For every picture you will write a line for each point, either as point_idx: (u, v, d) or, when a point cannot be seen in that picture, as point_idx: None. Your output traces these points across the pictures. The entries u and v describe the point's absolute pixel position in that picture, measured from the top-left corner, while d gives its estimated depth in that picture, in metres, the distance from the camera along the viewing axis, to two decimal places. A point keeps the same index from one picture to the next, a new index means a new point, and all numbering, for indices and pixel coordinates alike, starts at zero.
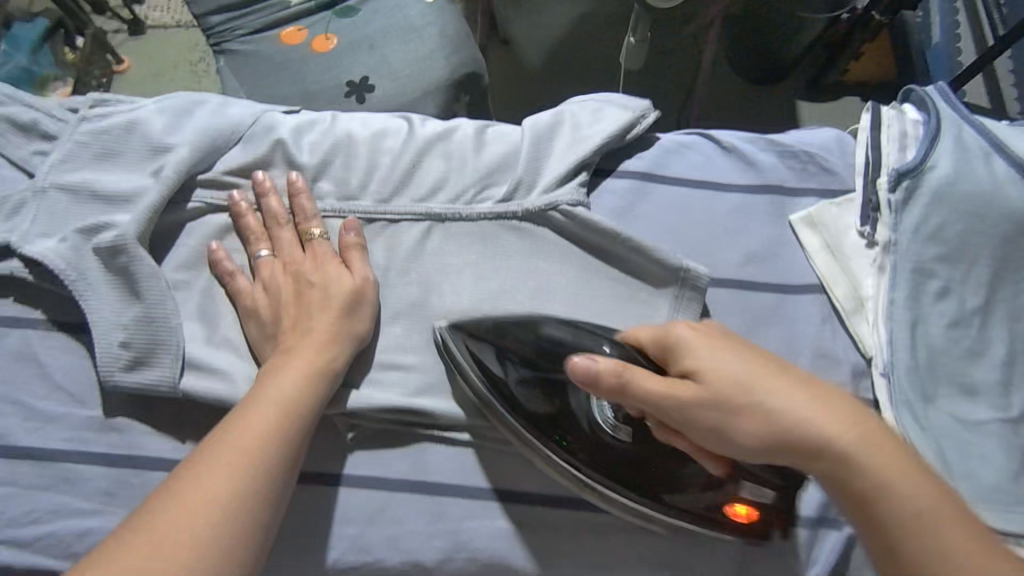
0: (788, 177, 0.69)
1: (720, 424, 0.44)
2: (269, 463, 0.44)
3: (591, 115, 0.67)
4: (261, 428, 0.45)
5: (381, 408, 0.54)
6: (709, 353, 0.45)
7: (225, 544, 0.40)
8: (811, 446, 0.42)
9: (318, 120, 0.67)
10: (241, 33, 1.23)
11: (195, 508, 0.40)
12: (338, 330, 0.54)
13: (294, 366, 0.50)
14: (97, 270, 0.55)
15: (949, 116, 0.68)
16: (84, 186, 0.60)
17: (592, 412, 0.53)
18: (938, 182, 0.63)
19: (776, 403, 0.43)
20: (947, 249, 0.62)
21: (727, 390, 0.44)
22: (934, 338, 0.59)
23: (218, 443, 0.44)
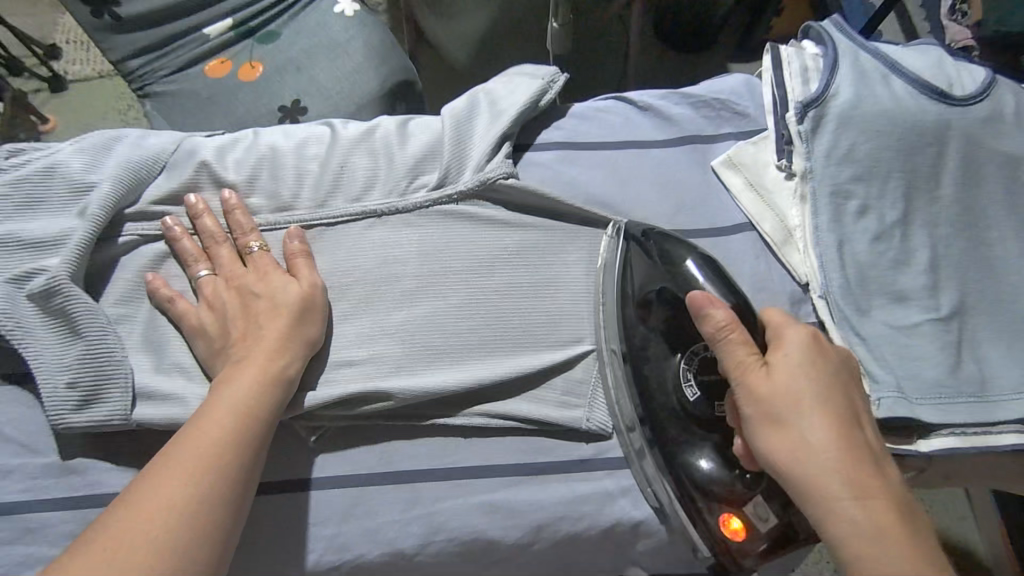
0: (705, 127, 0.72)
1: (756, 424, 0.48)
2: (224, 471, 0.47)
3: (506, 90, 0.69)
4: (215, 432, 0.48)
5: (338, 402, 0.55)
6: (806, 365, 0.48)
7: (176, 545, 0.43)
8: (824, 488, 0.44)
9: (241, 138, 0.67)
10: (161, 72, 1.22)
11: (151, 514, 0.44)
12: (288, 336, 0.54)
13: (247, 372, 0.52)
14: (33, 315, 0.55)
15: (845, 46, 0.71)
16: (10, 235, 0.60)
17: (678, 375, 0.56)
18: (842, 107, 0.66)
19: (818, 439, 0.45)
20: (861, 169, 0.65)
21: (790, 404, 0.46)
22: (861, 256, 0.62)
23: (174, 449, 0.47)
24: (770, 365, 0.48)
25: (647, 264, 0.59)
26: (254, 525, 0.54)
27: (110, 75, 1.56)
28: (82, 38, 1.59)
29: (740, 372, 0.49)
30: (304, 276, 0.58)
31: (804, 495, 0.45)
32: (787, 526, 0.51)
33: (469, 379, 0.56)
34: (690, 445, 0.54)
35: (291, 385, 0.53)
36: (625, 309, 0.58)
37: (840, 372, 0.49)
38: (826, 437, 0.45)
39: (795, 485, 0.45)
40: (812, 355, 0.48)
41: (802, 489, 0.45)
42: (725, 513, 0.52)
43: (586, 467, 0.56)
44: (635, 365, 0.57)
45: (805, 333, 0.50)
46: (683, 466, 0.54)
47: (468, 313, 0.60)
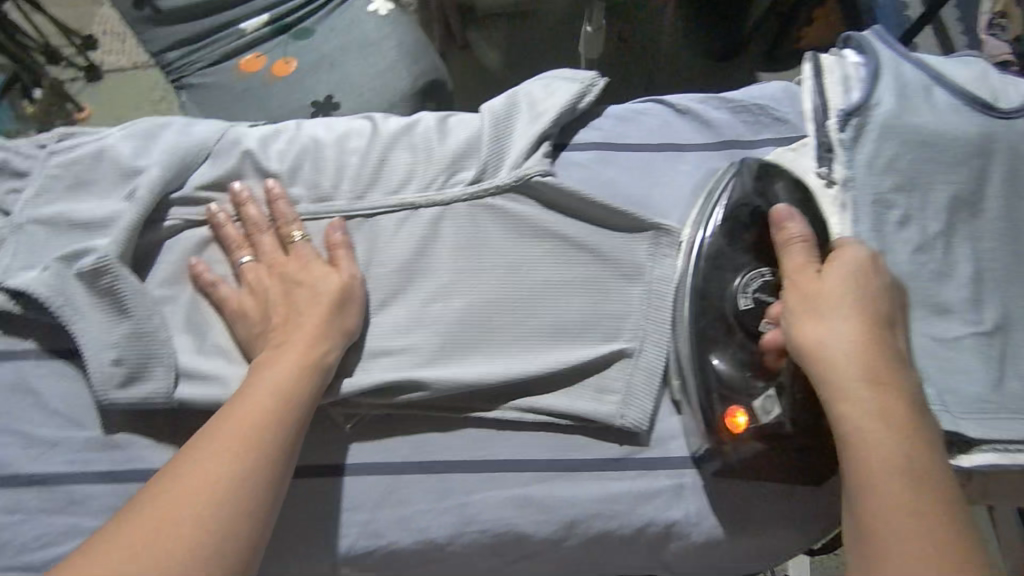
0: (744, 132, 0.71)
1: (795, 315, 0.52)
2: (268, 448, 0.48)
3: (545, 90, 0.69)
4: (245, 428, 0.48)
5: (373, 390, 0.56)
6: (854, 274, 0.52)
7: (217, 519, 0.44)
8: (842, 379, 0.48)
9: (284, 128, 0.68)
10: (199, 65, 1.24)
11: (192, 490, 0.45)
12: (328, 327, 0.55)
13: (283, 362, 0.52)
14: (81, 293, 0.56)
15: (887, 55, 0.70)
16: (61, 216, 0.61)
17: (744, 280, 0.58)
18: (884, 117, 0.66)
19: (848, 334, 0.49)
20: (903, 178, 0.64)
21: (830, 310, 0.51)
22: (902, 266, 0.62)
23: (204, 441, 0.47)
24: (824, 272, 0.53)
25: (748, 184, 0.61)
26: (289, 508, 0.54)
27: (144, 67, 1.59)
28: (119, 29, 1.62)
29: (794, 272, 0.54)
30: (346, 270, 0.58)
31: (822, 380, 0.49)
32: (787, 422, 0.53)
33: (505, 375, 0.56)
34: (722, 345, 0.56)
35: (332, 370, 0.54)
36: (711, 227, 0.60)
37: (884, 289, 0.53)
38: (852, 334, 0.49)
39: (815, 372, 0.50)
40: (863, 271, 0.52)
41: (820, 378, 0.49)
42: (731, 407, 0.54)
43: (616, 466, 0.56)
44: (705, 274, 0.58)
45: (862, 252, 0.54)
46: (711, 362, 0.55)
47: (505, 307, 0.60)
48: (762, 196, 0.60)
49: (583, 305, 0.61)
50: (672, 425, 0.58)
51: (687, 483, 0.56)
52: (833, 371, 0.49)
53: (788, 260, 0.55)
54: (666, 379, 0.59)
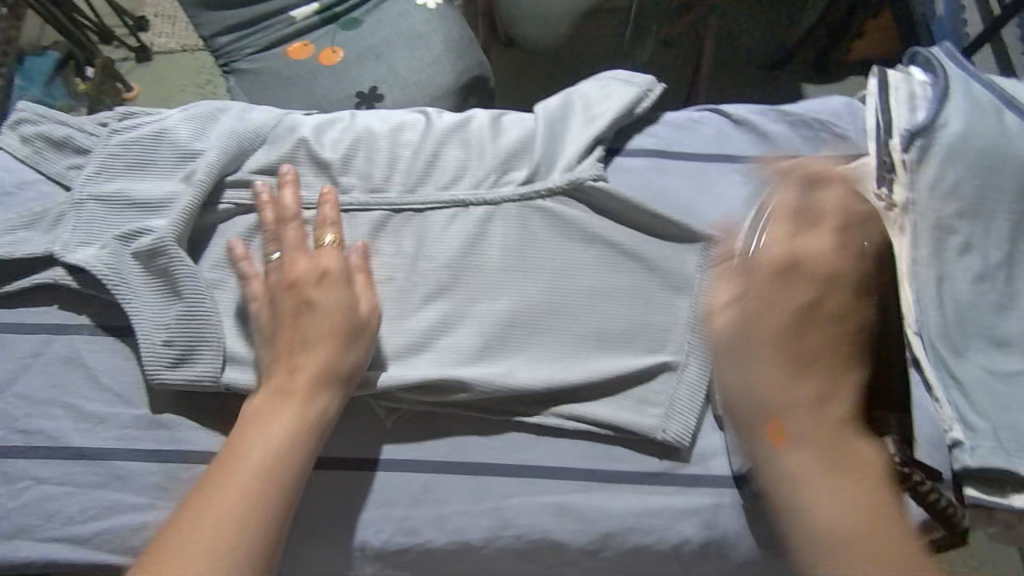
0: (802, 147, 0.70)
1: (739, 342, 0.53)
2: (273, 464, 0.50)
3: (600, 94, 0.69)
4: (257, 477, 0.49)
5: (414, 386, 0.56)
6: (735, 308, 0.55)
7: (234, 536, 0.47)
8: (785, 412, 0.50)
9: (338, 119, 0.69)
10: (248, 51, 1.26)
11: (209, 513, 0.47)
12: (340, 357, 0.53)
13: (294, 400, 0.52)
14: (137, 273, 0.57)
15: (956, 75, 0.68)
16: (119, 194, 0.62)
17: None
18: (951, 139, 0.64)
19: (782, 364, 0.51)
20: (968, 204, 0.62)
21: (788, 338, 0.51)
22: (962, 295, 0.60)
23: (221, 487, 0.48)
24: (788, 279, 0.54)
25: (808, 198, 0.59)
26: (329, 498, 0.55)
27: (193, 50, 1.61)
28: (171, 12, 1.65)
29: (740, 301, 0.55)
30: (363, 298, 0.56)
31: (770, 413, 0.51)
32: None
33: (545, 380, 0.57)
34: None
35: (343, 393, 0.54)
36: (765, 242, 0.59)
37: (804, 320, 0.52)
38: (784, 365, 0.51)
39: (756, 405, 0.51)
40: (828, 287, 0.54)
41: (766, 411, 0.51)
42: None
43: (654, 480, 0.56)
44: None
45: (828, 273, 0.55)
46: None
47: (547, 310, 0.60)
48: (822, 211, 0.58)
49: (627, 311, 0.60)
50: (714, 442, 0.57)
51: (726, 502, 0.55)
52: (778, 401, 0.50)
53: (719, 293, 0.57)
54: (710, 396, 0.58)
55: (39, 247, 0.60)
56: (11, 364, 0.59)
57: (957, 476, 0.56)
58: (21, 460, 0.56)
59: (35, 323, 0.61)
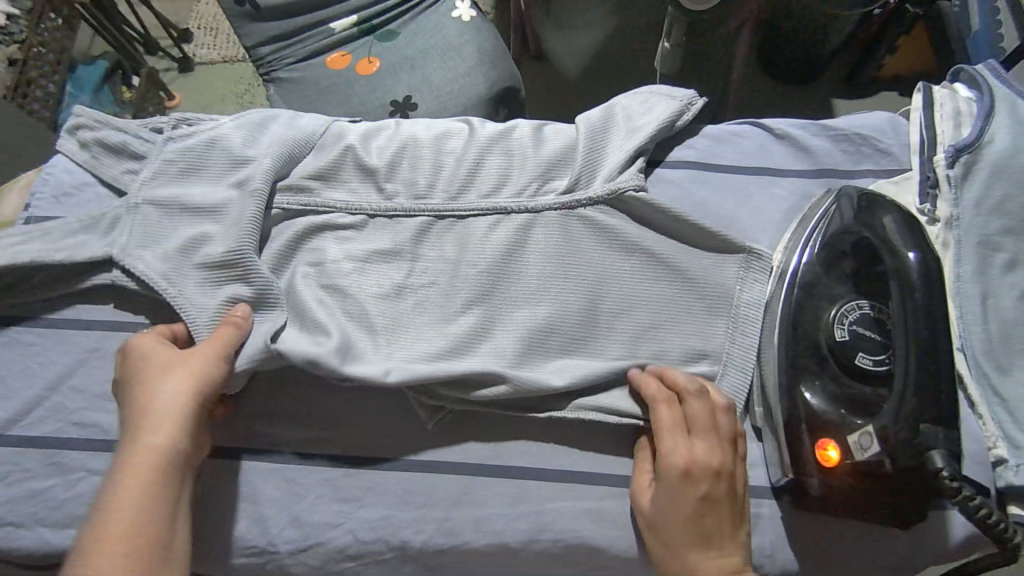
0: (842, 162, 0.70)
1: (675, 480, 0.51)
2: (170, 466, 0.50)
3: (642, 106, 0.69)
4: (130, 545, 0.46)
5: (452, 384, 0.57)
6: (704, 443, 0.52)
7: (145, 539, 0.47)
8: (678, 546, 0.51)
9: (385, 127, 0.71)
10: (288, 61, 1.29)
11: (119, 523, 0.47)
12: (158, 395, 0.52)
13: (147, 457, 0.49)
14: (195, 279, 0.60)
15: (1003, 92, 0.68)
16: (176, 200, 0.64)
17: (843, 317, 0.55)
18: (996, 157, 0.64)
19: (694, 502, 0.51)
20: (1012, 222, 0.62)
21: (691, 522, 0.50)
22: (1007, 313, 0.59)
23: (100, 535, 0.46)
24: (709, 472, 0.51)
25: (853, 215, 0.59)
26: (371, 497, 0.57)
27: (232, 61, 1.66)
28: (213, 25, 1.70)
29: (667, 431, 0.54)
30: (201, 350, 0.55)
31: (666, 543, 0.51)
32: (890, 460, 0.50)
33: (582, 380, 0.58)
34: (812, 376, 0.55)
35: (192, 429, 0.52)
36: (808, 254, 0.59)
37: (685, 458, 0.52)
38: (702, 503, 0.51)
39: (661, 533, 0.52)
40: (712, 476, 0.51)
41: (671, 539, 0.51)
42: (821, 440, 0.53)
43: None
44: (799, 301, 0.57)
45: (672, 406, 0.55)
46: (801, 396, 0.54)
47: (583, 315, 0.60)
48: (868, 226, 0.58)
49: (664, 317, 0.60)
50: (754, 453, 0.58)
51: (765, 514, 0.55)
52: (681, 535, 0.51)
53: (664, 417, 0.54)
54: (749, 405, 0.59)
55: (98, 251, 0.62)
56: (68, 359, 0.62)
57: (1002, 495, 0.55)
58: (76, 451, 0.59)
59: (93, 319, 0.64)
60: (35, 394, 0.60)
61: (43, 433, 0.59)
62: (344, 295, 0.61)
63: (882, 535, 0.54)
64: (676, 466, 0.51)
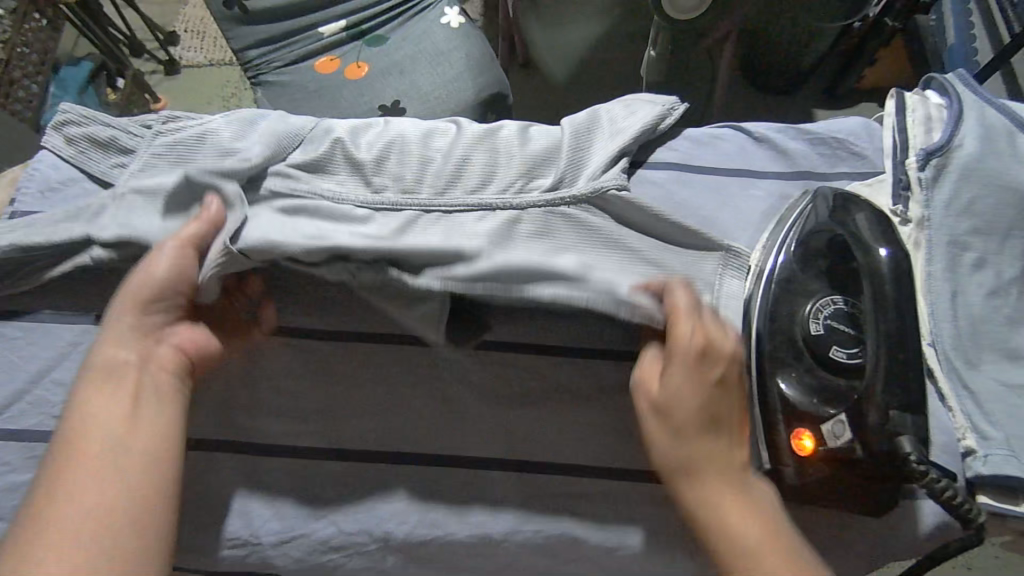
0: (820, 165, 0.72)
1: (694, 360, 0.52)
2: (119, 381, 0.51)
3: (626, 109, 0.71)
4: (88, 453, 0.48)
5: (428, 266, 0.57)
6: (715, 329, 0.54)
7: (101, 449, 0.48)
8: (689, 430, 0.52)
9: (374, 125, 0.72)
10: (276, 64, 1.30)
11: (80, 436, 0.49)
12: (114, 315, 0.54)
13: (99, 378, 0.51)
14: None
15: (971, 99, 0.70)
16: (160, 183, 0.64)
17: (818, 311, 0.57)
18: (965, 160, 0.66)
19: (705, 384, 0.52)
20: (980, 222, 0.64)
21: (699, 404, 0.52)
22: (974, 309, 0.61)
23: (63, 450, 0.48)
24: (722, 354, 0.53)
25: (827, 212, 0.61)
26: (357, 489, 0.58)
27: (219, 65, 1.66)
28: (200, 28, 1.70)
29: (686, 316, 0.53)
30: (153, 256, 0.55)
31: (682, 424, 0.52)
32: (861, 447, 0.51)
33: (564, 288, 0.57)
34: (787, 367, 0.56)
35: (148, 346, 0.53)
36: (783, 252, 0.61)
37: (701, 337, 0.53)
38: (709, 388, 0.52)
39: (672, 419, 0.52)
40: (723, 357, 0.53)
41: (684, 420, 0.52)
42: (796, 429, 0.54)
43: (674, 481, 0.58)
44: (775, 296, 0.59)
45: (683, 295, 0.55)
46: (777, 388, 0.55)
47: (568, 254, 0.61)
48: (841, 225, 0.60)
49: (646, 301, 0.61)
50: None
51: None
52: (692, 418, 0.52)
53: (682, 300, 0.54)
54: None
55: (81, 233, 0.61)
56: (51, 353, 0.62)
57: (971, 485, 0.57)
58: None
59: (76, 314, 0.63)
60: (17, 388, 0.60)
61: (25, 427, 0.59)
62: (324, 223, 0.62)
63: (854, 524, 0.56)
64: (696, 345, 0.52)
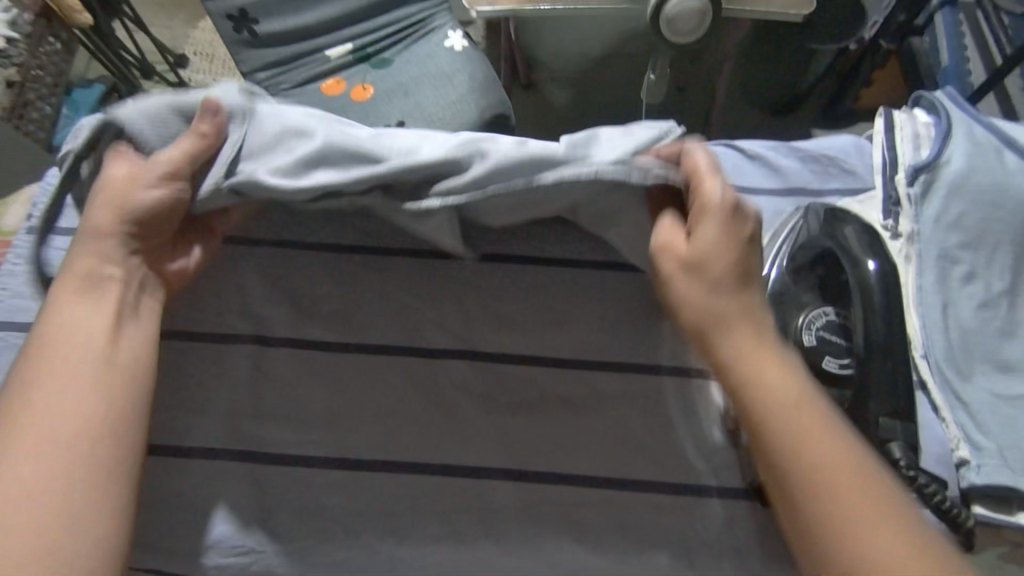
0: (813, 181, 0.74)
1: (719, 216, 0.53)
2: (92, 297, 0.53)
3: (623, 131, 0.74)
4: (63, 362, 0.50)
5: (428, 178, 0.52)
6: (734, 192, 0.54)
7: (74, 360, 0.50)
8: (715, 286, 0.53)
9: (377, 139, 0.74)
10: (284, 86, 1.33)
11: (52, 346, 0.51)
12: (97, 220, 0.54)
13: (72, 288, 0.53)
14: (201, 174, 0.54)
15: (960, 117, 0.72)
16: (153, 112, 0.56)
17: (811, 324, 0.59)
18: (953, 176, 0.68)
19: (730, 241, 0.53)
20: (968, 236, 0.66)
21: (724, 256, 0.53)
22: (965, 321, 0.63)
23: (35, 358, 0.50)
24: (739, 218, 0.54)
25: (821, 226, 0.62)
26: (362, 498, 0.59)
27: None
28: (209, 51, 1.75)
29: (709, 180, 0.54)
30: (157, 154, 0.54)
31: (708, 276, 0.52)
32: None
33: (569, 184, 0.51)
34: None
35: (133, 264, 0.55)
36: (777, 268, 0.64)
37: (727, 197, 0.53)
38: (734, 248, 0.53)
39: (699, 271, 0.52)
40: (741, 223, 0.54)
41: (708, 272, 0.52)
42: None
43: (672, 490, 0.60)
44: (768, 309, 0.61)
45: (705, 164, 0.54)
46: None
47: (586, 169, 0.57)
48: (833, 237, 0.60)
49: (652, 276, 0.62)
50: (727, 456, 0.61)
51: (738, 516, 0.59)
52: (721, 271, 0.53)
53: (700, 161, 0.54)
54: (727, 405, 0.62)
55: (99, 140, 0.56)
56: None
57: (966, 494, 0.57)
58: None
59: None
60: None
61: None
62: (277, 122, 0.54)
63: None
64: (721, 203, 0.53)
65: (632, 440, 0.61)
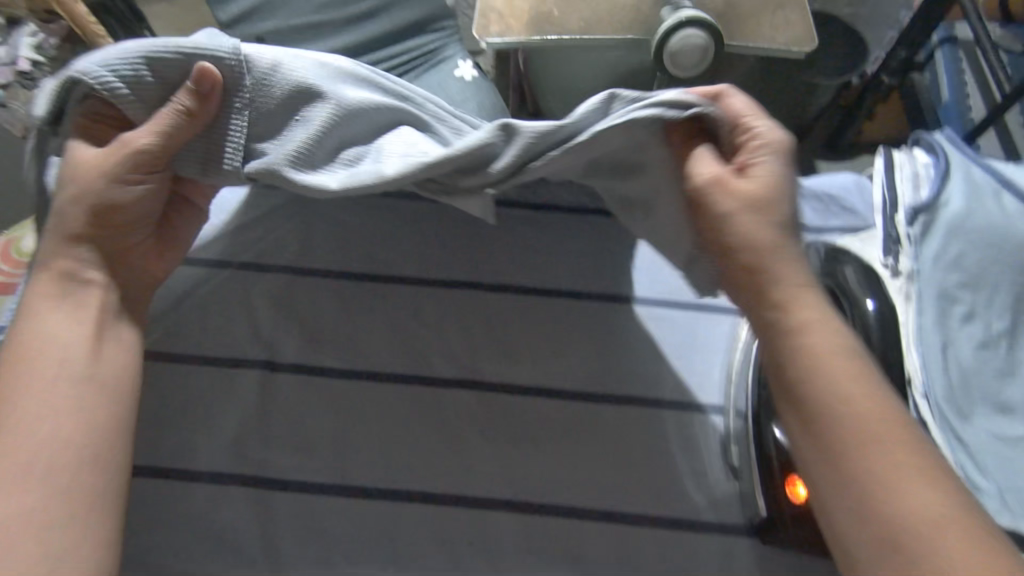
0: (815, 219, 0.75)
1: (770, 155, 0.55)
2: (68, 303, 0.54)
3: None
4: (42, 369, 0.51)
5: (464, 159, 0.49)
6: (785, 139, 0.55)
7: (49, 370, 0.51)
8: (773, 240, 0.54)
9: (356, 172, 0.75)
10: None
11: (27, 355, 0.52)
12: (68, 218, 0.54)
13: (48, 298, 0.54)
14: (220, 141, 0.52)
15: (957, 159, 0.74)
16: (132, 62, 0.48)
17: None
18: (951, 217, 0.69)
19: (787, 188, 0.55)
20: (967, 277, 0.66)
21: (779, 198, 0.54)
22: (964, 361, 0.63)
23: (15, 366, 0.51)
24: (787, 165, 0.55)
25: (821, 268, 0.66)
26: (363, 525, 0.60)
27: None
28: None
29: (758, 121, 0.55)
30: (138, 129, 0.52)
31: (763, 211, 0.53)
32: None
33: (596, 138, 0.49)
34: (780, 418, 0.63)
35: (111, 267, 0.56)
36: None
37: (776, 140, 0.55)
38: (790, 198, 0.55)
39: (759, 206, 0.53)
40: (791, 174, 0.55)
41: (768, 216, 0.54)
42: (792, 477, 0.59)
43: (672, 524, 0.60)
44: None
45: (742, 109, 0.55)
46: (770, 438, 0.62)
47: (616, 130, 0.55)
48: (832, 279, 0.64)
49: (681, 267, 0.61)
50: (726, 492, 0.62)
51: (738, 552, 0.59)
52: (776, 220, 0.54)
53: (740, 101, 0.55)
54: (728, 444, 0.64)
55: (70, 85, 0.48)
56: None
57: None
58: None
59: None
60: None
61: None
62: (273, 81, 0.50)
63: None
64: (770, 141, 0.55)
65: (631, 474, 0.61)
